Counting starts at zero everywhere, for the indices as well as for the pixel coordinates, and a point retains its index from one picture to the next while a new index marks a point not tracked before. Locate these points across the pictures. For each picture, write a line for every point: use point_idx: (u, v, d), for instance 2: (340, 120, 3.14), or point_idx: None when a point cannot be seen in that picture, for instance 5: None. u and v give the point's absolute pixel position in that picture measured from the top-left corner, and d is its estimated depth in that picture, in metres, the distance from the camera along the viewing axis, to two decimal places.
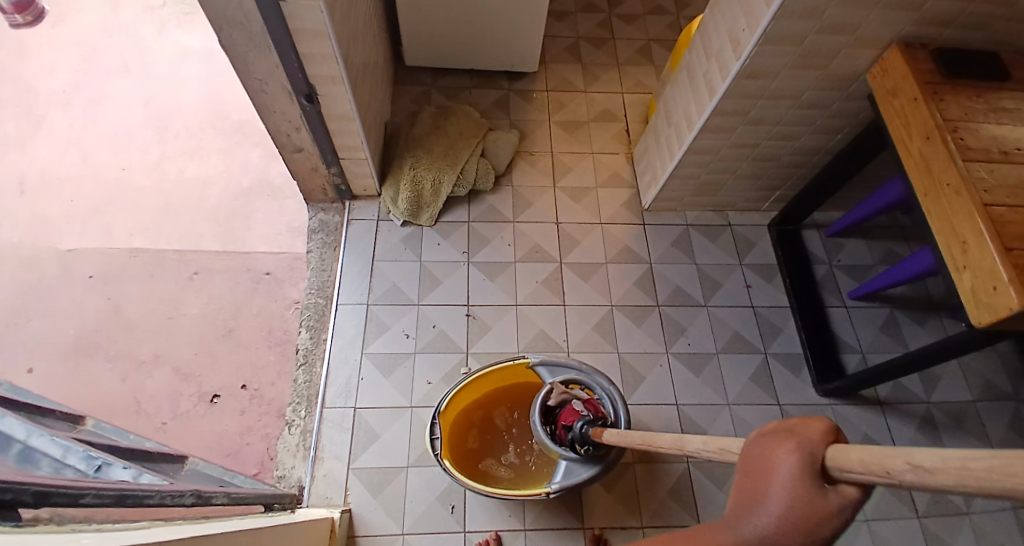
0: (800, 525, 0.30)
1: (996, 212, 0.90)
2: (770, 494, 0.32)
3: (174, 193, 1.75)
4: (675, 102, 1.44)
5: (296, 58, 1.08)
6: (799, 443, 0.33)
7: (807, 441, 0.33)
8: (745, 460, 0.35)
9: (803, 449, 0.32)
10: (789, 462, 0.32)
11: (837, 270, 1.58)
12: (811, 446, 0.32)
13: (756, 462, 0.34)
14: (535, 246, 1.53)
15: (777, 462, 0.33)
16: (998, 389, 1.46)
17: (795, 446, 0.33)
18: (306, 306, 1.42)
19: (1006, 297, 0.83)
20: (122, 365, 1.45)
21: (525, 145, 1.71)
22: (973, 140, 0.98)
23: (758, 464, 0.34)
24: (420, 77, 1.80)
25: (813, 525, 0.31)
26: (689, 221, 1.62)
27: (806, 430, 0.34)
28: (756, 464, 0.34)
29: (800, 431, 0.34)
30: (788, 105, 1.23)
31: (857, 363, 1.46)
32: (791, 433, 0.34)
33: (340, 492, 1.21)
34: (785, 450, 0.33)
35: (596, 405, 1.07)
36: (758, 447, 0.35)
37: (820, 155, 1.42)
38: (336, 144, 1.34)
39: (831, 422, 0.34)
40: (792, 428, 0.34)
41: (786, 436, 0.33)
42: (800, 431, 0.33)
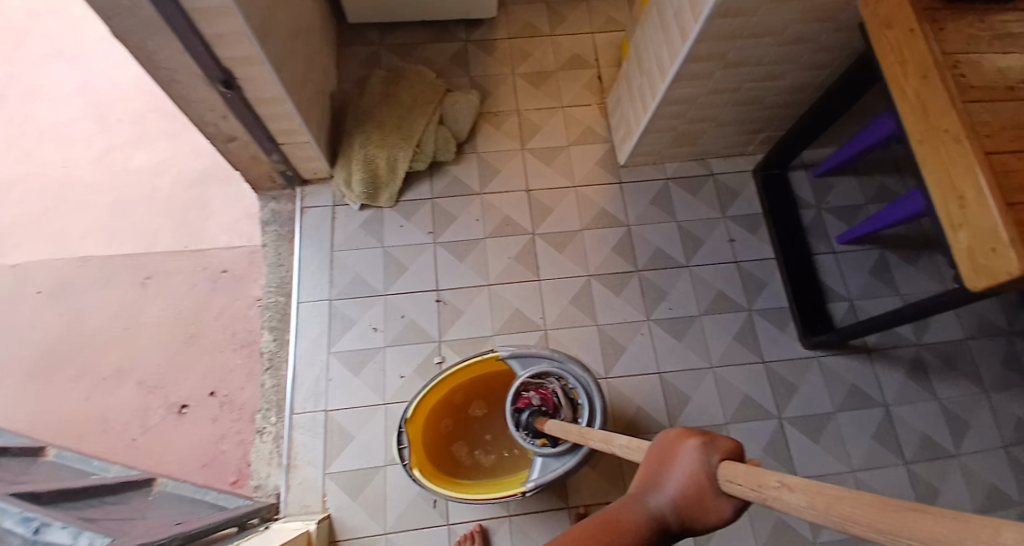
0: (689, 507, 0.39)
1: (997, 160, 0.80)
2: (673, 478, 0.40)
3: (124, 186, 1.63)
4: (646, 45, 1.29)
5: (201, 41, 0.94)
6: (705, 444, 0.41)
7: (712, 445, 0.41)
8: (661, 446, 0.43)
9: (707, 450, 0.40)
10: (693, 456, 0.40)
11: (825, 214, 1.49)
12: (713, 450, 0.40)
13: (666, 448, 0.42)
14: (506, 219, 1.43)
15: (687, 455, 0.41)
16: (997, 325, 1.40)
17: (701, 445, 0.40)
18: (267, 305, 1.36)
19: (1006, 260, 0.74)
20: (87, 382, 1.40)
21: (488, 105, 1.56)
22: (973, 76, 0.86)
23: (667, 449, 0.42)
24: (366, 35, 1.63)
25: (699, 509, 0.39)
26: (668, 174, 1.51)
27: (717, 437, 0.41)
28: (664, 448, 0.42)
29: (710, 437, 0.41)
30: (769, 42, 1.09)
31: (848, 313, 1.39)
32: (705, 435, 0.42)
33: (318, 498, 1.18)
34: (696, 448, 0.40)
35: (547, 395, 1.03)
36: (672, 438, 0.43)
37: (807, 93, 1.29)
38: (272, 129, 1.22)
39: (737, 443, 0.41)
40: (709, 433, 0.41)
41: (697, 435, 0.41)
42: (710, 436, 0.41)
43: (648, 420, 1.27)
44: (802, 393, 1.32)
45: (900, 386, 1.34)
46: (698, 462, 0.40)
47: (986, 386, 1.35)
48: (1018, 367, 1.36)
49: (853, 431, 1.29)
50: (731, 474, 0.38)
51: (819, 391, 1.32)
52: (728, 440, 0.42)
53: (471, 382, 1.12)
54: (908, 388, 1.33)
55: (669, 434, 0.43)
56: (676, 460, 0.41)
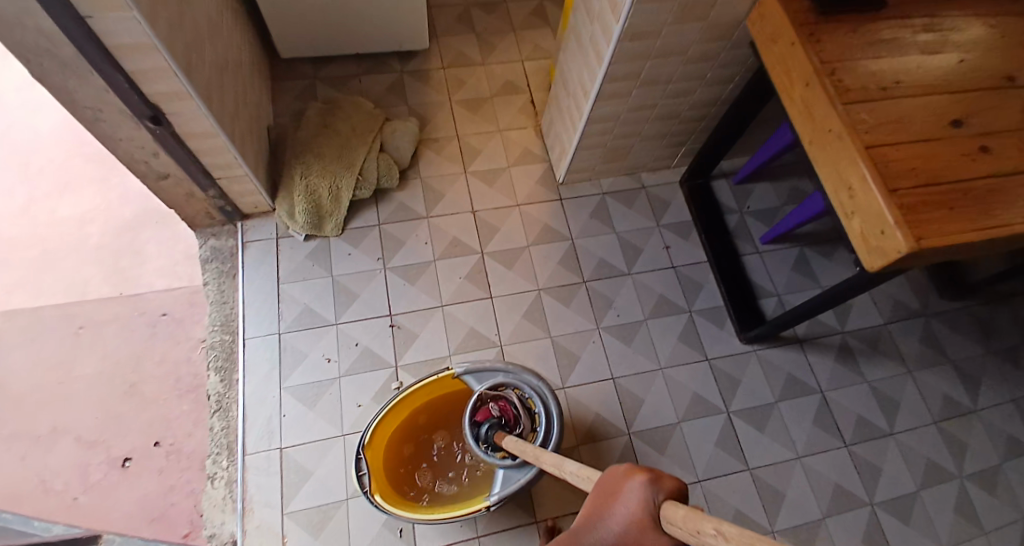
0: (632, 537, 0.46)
1: (877, 153, 0.91)
2: (619, 512, 0.48)
3: (48, 237, 1.56)
4: (569, 68, 1.38)
5: (125, 79, 0.94)
6: (650, 481, 0.49)
7: (656, 483, 0.48)
8: (612, 482, 0.51)
9: (651, 487, 0.48)
10: (638, 492, 0.48)
11: (748, 217, 1.60)
12: (657, 488, 0.48)
13: (615, 484, 0.50)
14: (453, 240, 1.47)
15: (632, 496, 0.48)
16: (909, 306, 1.54)
17: (646, 481, 0.48)
18: (212, 345, 1.32)
19: (894, 240, 0.84)
20: (17, 445, 1.31)
21: (427, 131, 1.61)
22: (852, 81, 0.97)
23: (615, 485, 0.50)
24: (301, 70, 1.65)
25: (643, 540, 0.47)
26: (604, 189, 1.59)
27: (663, 478, 0.49)
28: (615, 484, 0.50)
29: (656, 474, 0.49)
30: (677, 61, 1.20)
31: (776, 306, 1.50)
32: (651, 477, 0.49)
33: (278, 541, 1.14)
34: (640, 490, 0.48)
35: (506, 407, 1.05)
36: (623, 475, 0.51)
37: (717, 106, 1.41)
38: (205, 165, 1.21)
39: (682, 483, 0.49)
40: (654, 475, 0.49)
41: (644, 473, 0.49)
42: (655, 476, 0.49)
43: (605, 425, 1.32)
44: (745, 387, 1.40)
45: (831, 370, 1.44)
46: (641, 498, 0.47)
47: (906, 362, 1.48)
48: (934, 344, 1.50)
49: (794, 417, 1.38)
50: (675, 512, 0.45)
51: (759, 382, 1.41)
52: (672, 480, 0.50)
53: (426, 403, 1.13)
54: (838, 371, 1.44)
55: (619, 470, 0.51)
56: (623, 497, 0.49)
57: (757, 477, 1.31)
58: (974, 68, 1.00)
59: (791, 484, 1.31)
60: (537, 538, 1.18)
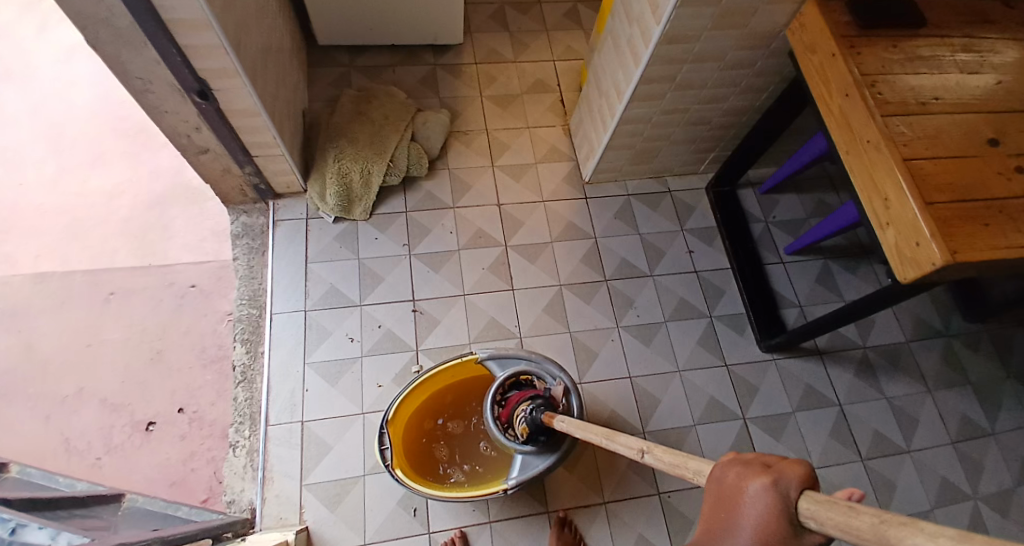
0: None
1: (915, 165, 0.91)
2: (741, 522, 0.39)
3: (81, 207, 1.59)
4: (604, 69, 1.39)
5: (177, 52, 0.96)
6: (773, 480, 0.40)
7: (781, 479, 0.40)
8: (723, 488, 0.43)
9: (777, 487, 0.39)
10: (762, 497, 0.39)
11: (772, 227, 1.61)
12: (785, 485, 0.39)
13: (731, 492, 0.42)
14: (478, 231, 1.48)
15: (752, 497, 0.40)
16: (929, 325, 1.54)
17: (770, 483, 0.40)
18: (238, 318, 1.34)
19: (929, 251, 0.84)
20: (43, 405, 1.34)
21: (457, 124, 1.63)
22: (891, 94, 0.98)
23: (733, 494, 0.42)
24: (336, 57, 1.68)
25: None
26: (630, 191, 1.61)
27: (783, 470, 0.40)
28: (733, 488, 0.42)
29: (777, 470, 0.41)
30: (713, 67, 1.21)
31: (797, 316, 1.50)
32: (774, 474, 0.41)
33: (296, 511, 1.16)
34: (761, 489, 0.40)
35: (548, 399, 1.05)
36: (736, 480, 0.42)
37: (748, 115, 1.42)
38: (245, 142, 1.24)
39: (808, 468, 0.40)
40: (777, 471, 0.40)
41: (764, 474, 0.40)
42: (777, 473, 0.40)
43: (621, 422, 1.32)
44: (761, 394, 1.40)
45: (849, 383, 1.44)
46: (770, 505, 0.39)
47: (925, 380, 1.47)
48: (953, 364, 1.50)
49: (810, 427, 1.38)
50: (816, 503, 0.37)
51: (776, 389, 1.41)
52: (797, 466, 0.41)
53: (450, 386, 1.14)
54: (856, 385, 1.44)
55: (734, 474, 0.43)
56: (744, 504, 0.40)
57: None
58: (1011, 90, 1.00)
59: None
60: (549, 528, 1.19)
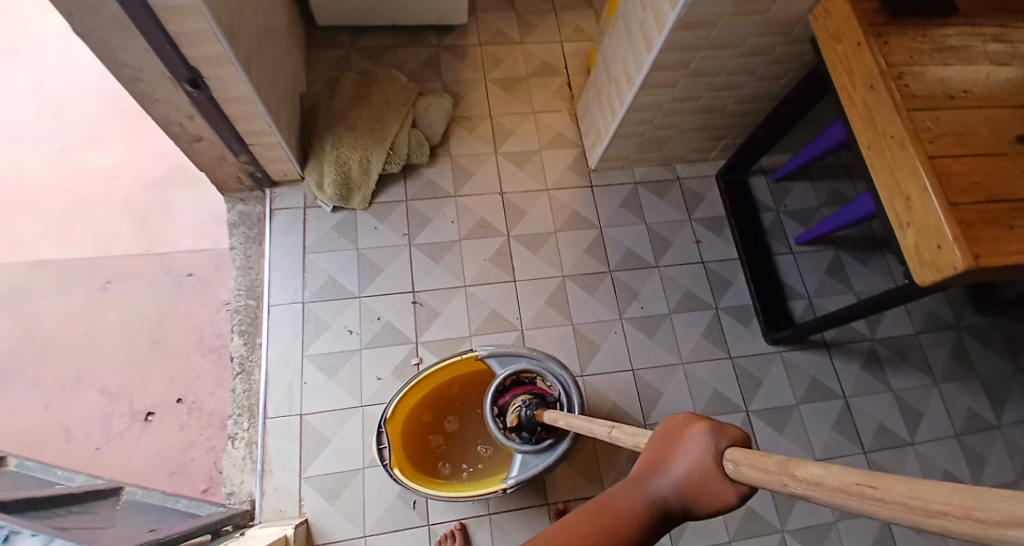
0: (697, 487, 0.39)
1: (940, 163, 0.86)
2: (677, 460, 0.41)
3: (77, 189, 1.56)
4: (614, 53, 1.33)
5: (167, 38, 0.91)
6: (713, 429, 0.41)
7: (720, 430, 0.41)
8: (663, 430, 0.43)
9: (714, 435, 0.40)
10: (701, 440, 0.40)
11: (783, 217, 1.57)
12: (720, 435, 0.41)
13: (672, 432, 0.43)
14: (480, 221, 1.45)
15: (693, 439, 0.41)
16: (941, 320, 1.51)
17: (711, 428, 0.41)
18: (237, 309, 1.32)
19: (950, 255, 0.81)
20: (42, 392, 1.33)
21: (460, 109, 1.58)
22: (917, 87, 0.93)
23: (674, 432, 0.42)
24: (335, 37, 1.62)
25: (709, 490, 0.39)
26: (637, 178, 1.56)
27: (722, 423, 0.41)
28: (674, 430, 0.42)
29: (717, 423, 0.42)
30: (729, 53, 1.15)
31: (806, 310, 1.47)
32: (713, 423, 0.42)
33: (295, 504, 1.16)
34: (701, 433, 0.40)
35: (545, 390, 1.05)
36: (680, 423, 0.43)
37: (764, 102, 1.36)
38: (240, 130, 1.20)
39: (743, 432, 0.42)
40: (716, 421, 0.42)
41: (705, 420, 0.41)
42: (719, 422, 0.41)
43: (623, 416, 1.31)
44: (767, 389, 1.38)
45: (857, 378, 1.42)
46: (707, 447, 0.40)
47: (933, 376, 1.45)
48: (962, 359, 1.47)
49: (815, 423, 1.36)
50: (742, 452, 0.38)
51: (781, 383, 1.39)
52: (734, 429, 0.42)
53: (454, 381, 1.12)
54: (864, 380, 1.41)
55: (677, 419, 0.43)
56: (683, 445, 0.41)
57: None
58: None
59: None
60: (549, 519, 1.19)
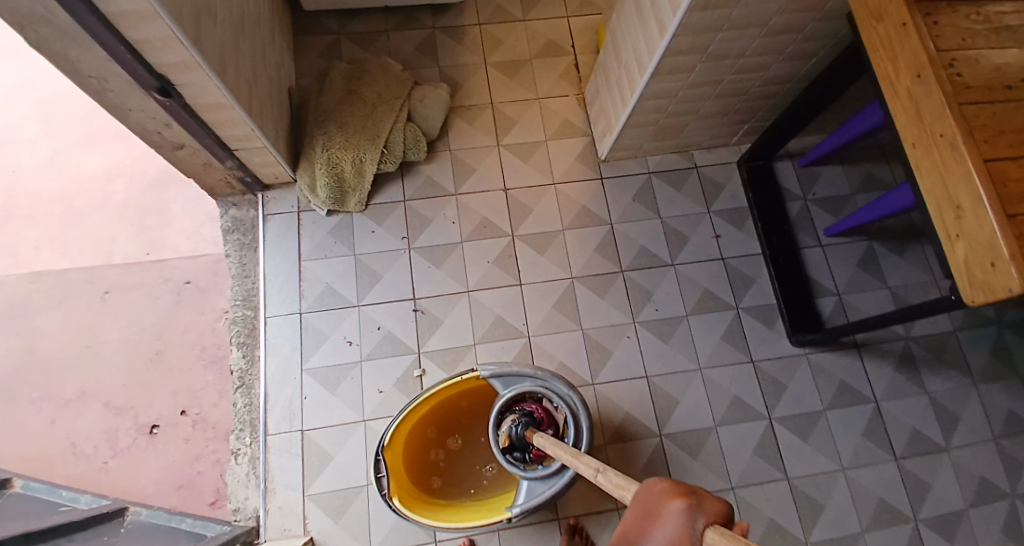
0: None
1: (995, 167, 0.75)
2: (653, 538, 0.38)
3: (74, 194, 1.53)
4: (623, 35, 1.22)
5: (128, 48, 0.84)
6: (690, 506, 0.38)
7: (698, 508, 0.37)
8: (641, 500, 0.41)
9: (692, 513, 0.37)
10: (676, 519, 0.37)
11: (811, 206, 1.45)
12: (699, 514, 0.37)
13: (650, 504, 0.40)
14: (482, 220, 1.37)
15: (668, 514, 0.38)
16: (982, 314, 1.40)
17: (687, 507, 0.37)
18: (234, 320, 1.28)
19: (1005, 276, 0.70)
20: (48, 406, 1.33)
21: (459, 98, 1.48)
22: (971, 75, 0.80)
23: (652, 505, 0.39)
24: (325, 23, 1.52)
25: None
26: (651, 168, 1.46)
27: (703, 499, 0.38)
28: (653, 504, 0.39)
29: (697, 497, 0.38)
30: (752, 34, 1.03)
31: (835, 308, 1.37)
32: (694, 496, 0.39)
33: (299, 521, 1.14)
34: (676, 508, 0.37)
35: (550, 415, 1.00)
36: (658, 496, 0.39)
37: (792, 83, 1.24)
38: (222, 136, 1.13)
39: (729, 507, 0.38)
40: (698, 494, 0.38)
41: (683, 496, 0.38)
42: (698, 498, 0.38)
43: (636, 425, 1.25)
44: (791, 393, 1.31)
45: (888, 381, 1.33)
46: (683, 526, 0.37)
47: (973, 376, 1.35)
48: (1005, 356, 1.37)
49: (842, 429, 1.28)
50: (721, 536, 0.35)
51: (807, 388, 1.31)
52: (718, 502, 0.39)
53: (462, 394, 1.07)
54: (896, 383, 1.32)
55: (656, 487, 0.41)
56: (659, 522, 0.38)
57: (797, 489, 1.23)
58: None
59: (832, 499, 1.23)
60: (559, 534, 1.15)
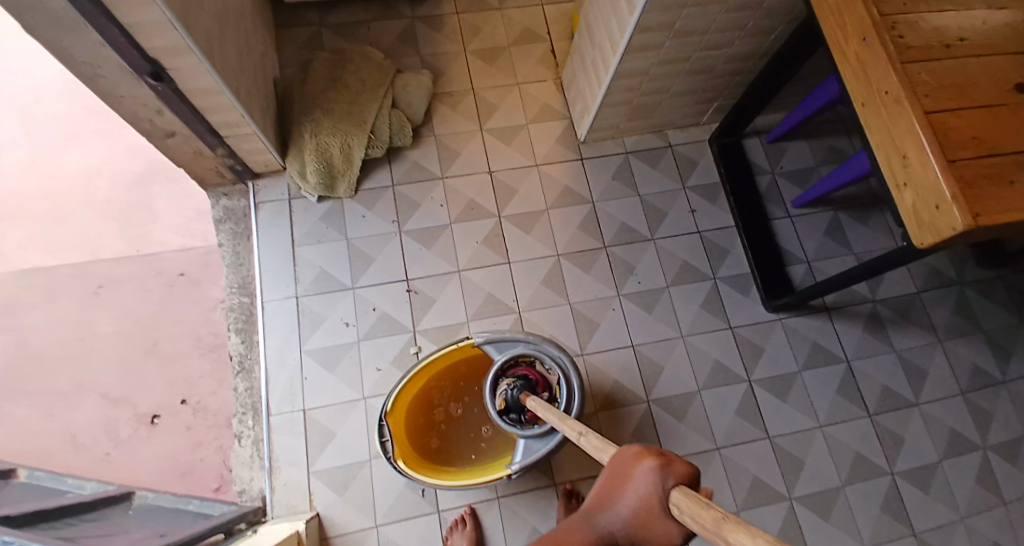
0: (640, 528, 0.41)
1: (936, 119, 0.83)
2: (624, 498, 0.42)
3: (57, 194, 1.53)
4: (596, 16, 1.27)
5: (121, 32, 0.87)
6: (660, 466, 0.42)
7: (667, 468, 0.42)
8: (616, 465, 0.45)
9: (660, 473, 0.42)
10: (647, 479, 0.41)
11: (780, 179, 1.53)
12: (668, 474, 0.41)
13: (624, 467, 0.44)
14: (469, 202, 1.42)
15: (638, 476, 0.42)
16: (943, 275, 1.49)
17: (657, 467, 0.42)
18: (231, 307, 1.31)
19: (949, 217, 0.78)
20: (44, 402, 1.34)
21: (441, 85, 1.52)
22: (912, 36, 0.89)
23: (625, 468, 0.44)
24: (305, 16, 1.55)
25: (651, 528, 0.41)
26: (629, 148, 1.52)
27: (671, 464, 0.42)
28: (625, 466, 0.44)
29: (667, 459, 0.43)
30: (717, 10, 1.09)
31: (805, 273, 1.45)
32: (663, 460, 0.43)
33: (305, 498, 1.18)
34: (646, 471, 0.42)
35: (542, 375, 1.06)
36: (632, 457, 0.44)
37: (754, 59, 1.31)
38: (211, 122, 1.16)
39: (693, 467, 0.43)
40: (667, 459, 0.43)
41: (654, 457, 0.43)
42: (667, 460, 0.42)
43: (624, 392, 1.31)
44: (767, 355, 1.38)
45: (857, 340, 1.41)
46: (651, 487, 0.41)
47: (936, 332, 1.44)
48: (965, 313, 1.46)
49: (817, 387, 1.36)
50: (685, 497, 0.39)
51: (783, 350, 1.39)
52: (685, 464, 0.43)
53: (460, 362, 1.13)
54: (865, 342, 1.41)
55: (628, 452, 0.45)
56: (630, 481, 0.42)
57: (777, 445, 1.31)
58: None
59: (810, 452, 1.31)
60: (557, 499, 1.20)
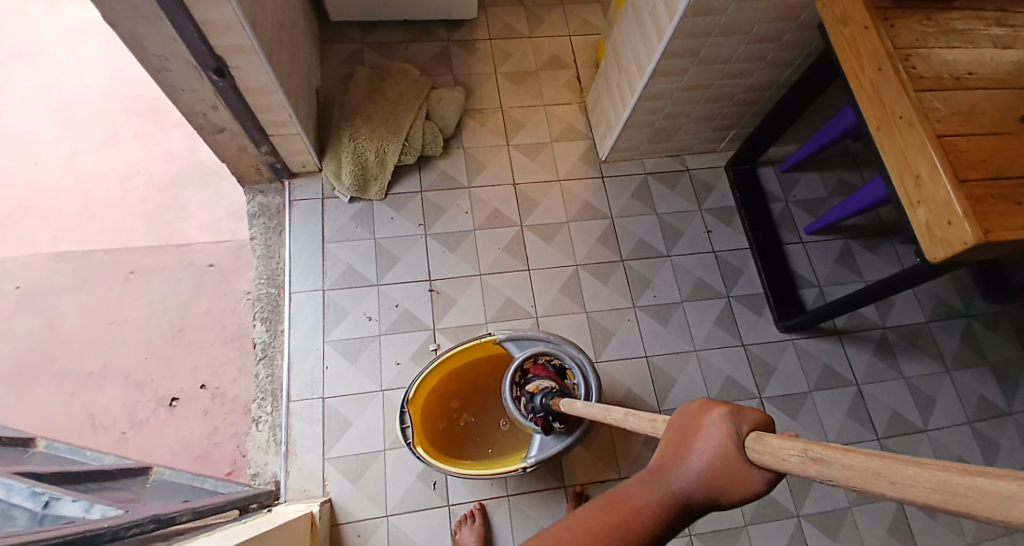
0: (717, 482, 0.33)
1: (947, 142, 0.89)
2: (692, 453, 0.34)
3: (97, 187, 1.59)
4: (624, 43, 1.36)
5: (194, 28, 0.94)
6: (731, 413, 0.35)
7: (739, 414, 0.35)
8: (673, 426, 0.37)
9: (733, 419, 0.34)
10: (718, 428, 0.34)
11: (793, 207, 1.59)
12: (741, 419, 0.34)
13: (686, 423, 0.36)
14: (494, 211, 1.48)
15: (708, 426, 0.34)
16: (951, 305, 1.52)
17: (728, 414, 0.35)
18: (259, 297, 1.36)
19: (960, 230, 0.83)
20: (68, 382, 1.36)
21: (472, 102, 1.61)
22: (924, 68, 0.95)
23: (688, 423, 0.36)
24: (349, 34, 1.65)
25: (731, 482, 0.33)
26: (647, 169, 1.59)
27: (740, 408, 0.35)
28: (689, 422, 0.36)
29: (736, 406, 0.35)
30: (738, 40, 1.17)
31: (816, 297, 1.49)
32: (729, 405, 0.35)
33: (319, 484, 1.19)
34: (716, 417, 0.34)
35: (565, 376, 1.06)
36: (692, 411, 0.36)
37: (771, 91, 1.39)
38: (261, 121, 1.23)
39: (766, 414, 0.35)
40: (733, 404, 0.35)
41: (722, 405, 0.35)
42: (737, 406, 0.35)
43: (636, 401, 1.33)
44: (778, 374, 1.40)
45: (867, 364, 1.43)
46: (727, 432, 0.34)
47: (945, 361, 1.46)
48: (973, 343, 1.49)
49: (827, 409, 1.38)
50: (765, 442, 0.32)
51: (794, 369, 1.41)
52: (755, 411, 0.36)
53: (483, 358, 1.15)
54: (875, 366, 1.43)
55: (688, 409, 0.37)
56: (699, 434, 0.34)
57: None
58: None
59: None
60: (566, 502, 1.21)
